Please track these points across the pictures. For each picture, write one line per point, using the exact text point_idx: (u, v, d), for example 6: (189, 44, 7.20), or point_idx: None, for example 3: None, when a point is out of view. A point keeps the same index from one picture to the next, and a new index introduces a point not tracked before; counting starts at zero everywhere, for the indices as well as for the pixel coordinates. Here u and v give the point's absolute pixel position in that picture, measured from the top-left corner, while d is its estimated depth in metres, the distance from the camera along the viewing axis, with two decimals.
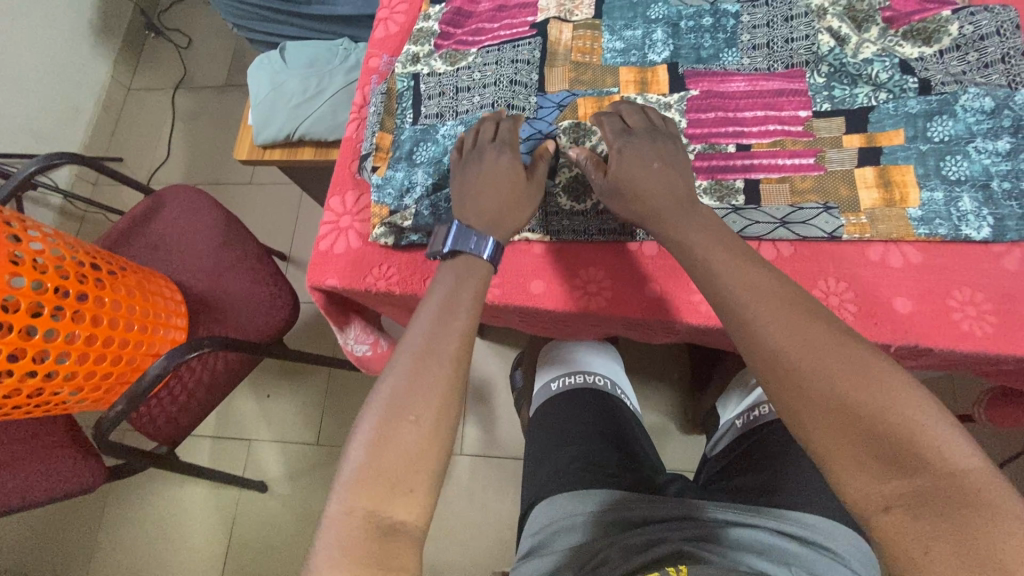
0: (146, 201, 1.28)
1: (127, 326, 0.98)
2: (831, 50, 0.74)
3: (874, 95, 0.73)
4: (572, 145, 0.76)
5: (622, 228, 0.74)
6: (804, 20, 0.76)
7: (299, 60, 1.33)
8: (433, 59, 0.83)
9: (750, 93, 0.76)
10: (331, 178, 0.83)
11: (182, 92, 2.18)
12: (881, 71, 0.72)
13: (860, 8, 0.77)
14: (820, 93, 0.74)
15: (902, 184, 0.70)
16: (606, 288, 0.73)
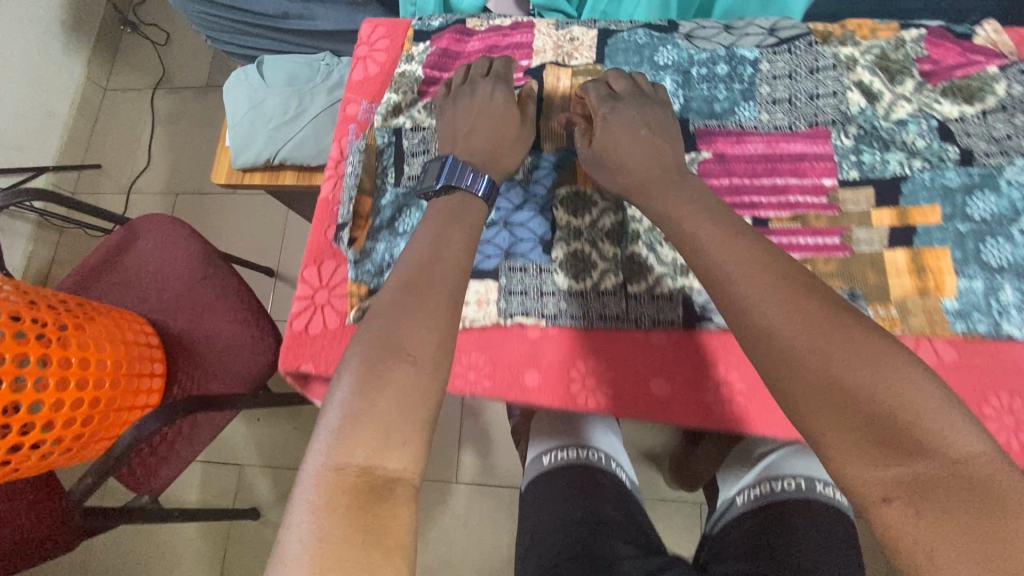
0: (119, 231, 1.21)
1: (97, 384, 0.91)
2: (862, 111, 0.75)
3: (910, 162, 0.73)
4: (574, 219, 0.75)
5: (628, 315, 0.72)
6: (830, 74, 0.77)
7: (279, 77, 1.24)
8: (414, 110, 0.81)
9: (769, 156, 0.75)
10: (307, 246, 0.81)
11: (162, 93, 2.06)
12: (914, 137, 0.73)
13: (891, 63, 0.77)
14: (847, 157, 0.74)
15: (938, 271, 0.69)
16: (605, 384, 0.71)
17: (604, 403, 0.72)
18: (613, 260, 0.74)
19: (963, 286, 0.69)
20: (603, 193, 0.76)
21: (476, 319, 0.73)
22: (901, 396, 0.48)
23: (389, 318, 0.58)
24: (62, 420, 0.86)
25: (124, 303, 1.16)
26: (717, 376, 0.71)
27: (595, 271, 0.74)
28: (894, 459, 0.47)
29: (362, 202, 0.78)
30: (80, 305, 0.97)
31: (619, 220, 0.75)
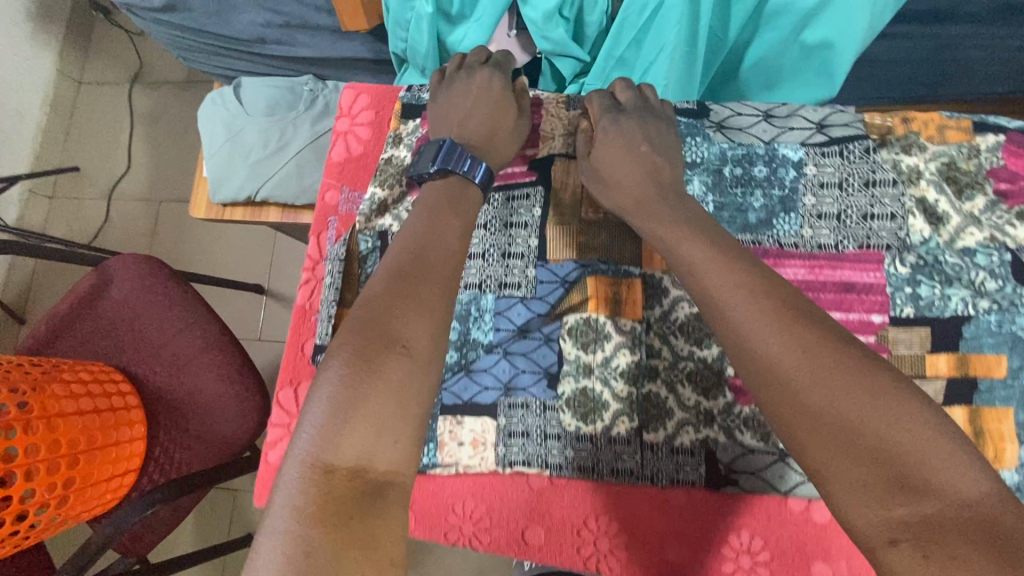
0: (91, 274, 1.14)
1: (60, 468, 0.84)
2: (924, 241, 0.59)
3: (975, 302, 0.57)
4: (581, 357, 0.57)
5: (642, 471, 0.56)
6: (889, 190, 0.60)
7: (258, 104, 1.12)
8: (401, 208, 0.71)
9: (810, 283, 0.60)
10: (281, 367, 0.75)
11: (140, 89, 1.92)
12: (982, 273, 0.58)
13: (958, 172, 0.61)
14: (902, 289, 0.59)
15: (998, 437, 0.57)
16: (619, 550, 0.56)
17: (618, 573, 0.56)
18: (626, 399, 0.56)
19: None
20: (618, 323, 0.57)
21: (468, 466, 0.58)
22: (934, 452, 0.42)
23: (378, 309, 0.51)
24: (28, 510, 0.81)
25: (100, 359, 1.09)
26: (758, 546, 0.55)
27: (603, 413, 0.56)
28: (910, 503, 0.40)
29: (343, 317, 0.70)
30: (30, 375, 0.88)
31: (638, 356, 0.57)
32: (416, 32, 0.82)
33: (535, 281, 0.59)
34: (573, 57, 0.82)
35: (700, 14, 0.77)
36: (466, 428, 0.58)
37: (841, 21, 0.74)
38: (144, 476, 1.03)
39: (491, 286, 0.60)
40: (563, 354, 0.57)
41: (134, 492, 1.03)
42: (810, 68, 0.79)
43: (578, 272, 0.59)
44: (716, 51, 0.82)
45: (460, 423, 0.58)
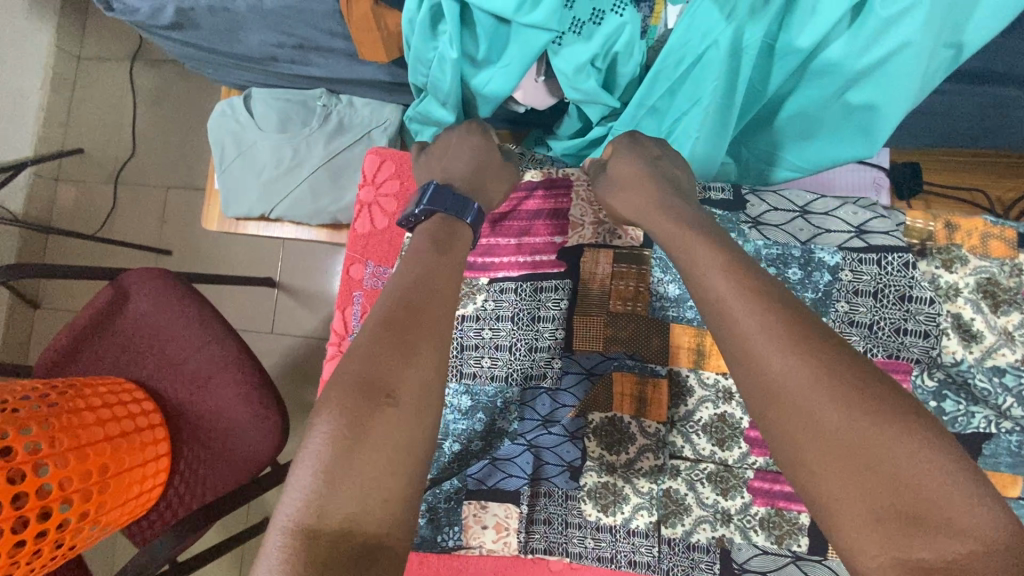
0: (108, 289, 1.15)
1: (88, 494, 0.87)
2: (955, 362, 0.61)
3: (998, 422, 0.60)
4: (605, 454, 0.60)
5: (657, 563, 0.59)
6: (925, 307, 0.62)
7: (269, 118, 1.07)
8: None
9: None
10: None
11: (141, 68, 1.85)
12: (1009, 398, 0.60)
13: (1000, 286, 0.62)
14: (927, 403, 0.61)
15: None
16: None
17: None
18: (648, 494, 0.59)
19: None
20: (643, 426, 0.60)
21: (491, 549, 0.62)
22: (956, 519, 0.41)
23: (365, 358, 0.49)
24: (67, 537, 0.85)
25: (121, 375, 1.12)
26: None
27: (624, 505, 0.60)
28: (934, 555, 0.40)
29: None
30: (40, 409, 0.88)
31: (662, 459, 0.59)
32: (439, 72, 0.78)
33: (553, 382, 0.62)
34: (602, 104, 0.78)
35: (740, 69, 0.73)
36: (489, 512, 0.62)
37: (886, 84, 0.71)
38: (171, 489, 1.08)
39: (516, 381, 0.63)
40: (587, 451, 0.60)
41: (162, 502, 1.08)
42: (850, 127, 0.76)
43: (603, 366, 0.61)
44: (751, 101, 0.78)
45: (484, 507, 0.62)
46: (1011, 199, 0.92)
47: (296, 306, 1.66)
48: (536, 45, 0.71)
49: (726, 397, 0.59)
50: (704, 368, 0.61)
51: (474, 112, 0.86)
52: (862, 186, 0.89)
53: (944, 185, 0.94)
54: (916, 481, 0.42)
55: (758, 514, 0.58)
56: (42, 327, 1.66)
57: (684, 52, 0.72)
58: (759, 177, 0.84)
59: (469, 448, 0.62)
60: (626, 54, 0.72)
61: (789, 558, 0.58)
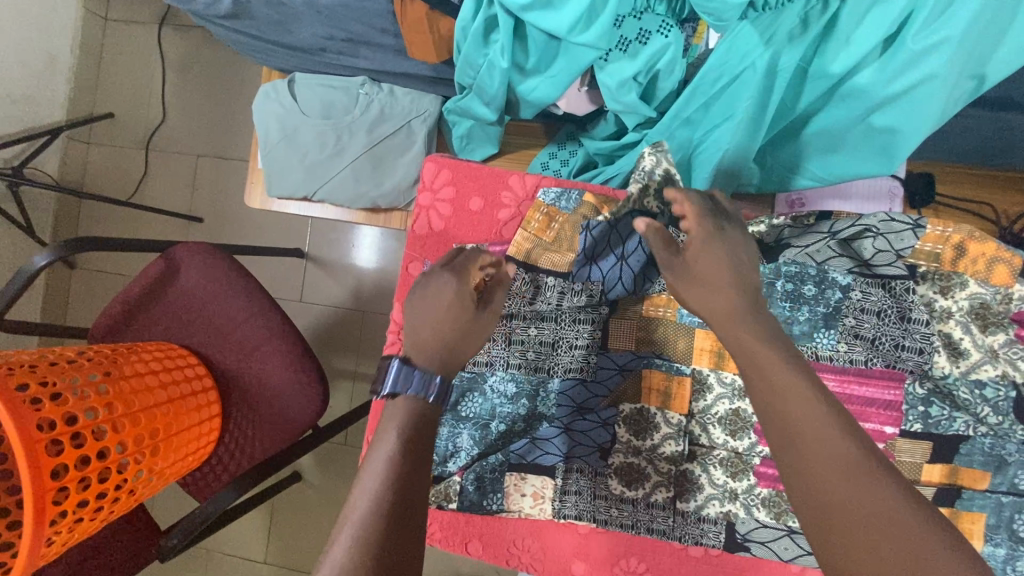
0: (159, 261, 1.22)
1: (144, 454, 0.96)
2: (943, 375, 0.69)
3: (974, 427, 0.68)
4: (632, 439, 0.70)
5: (671, 531, 0.70)
6: (921, 327, 0.70)
7: (313, 104, 1.11)
8: None
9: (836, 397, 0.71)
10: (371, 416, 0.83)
11: (169, 31, 1.79)
12: (987, 408, 0.68)
13: (991, 306, 0.69)
14: (915, 408, 0.69)
15: (968, 532, 0.69)
16: None
17: None
18: (667, 473, 0.70)
19: (993, 552, 0.69)
20: (667, 417, 0.70)
21: (529, 513, 0.72)
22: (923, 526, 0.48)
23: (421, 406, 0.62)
24: (124, 492, 0.94)
25: (175, 342, 1.21)
26: None
27: (646, 483, 0.70)
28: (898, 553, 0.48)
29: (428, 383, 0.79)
30: (97, 375, 0.95)
31: (682, 445, 0.69)
32: (487, 76, 0.84)
33: (592, 373, 0.72)
34: (640, 115, 0.83)
35: (773, 89, 0.79)
36: (528, 482, 0.72)
37: (910, 110, 0.76)
38: (221, 446, 1.19)
39: (557, 373, 0.73)
40: (617, 435, 0.71)
41: (213, 457, 1.19)
42: (871, 148, 0.81)
43: (634, 363, 0.71)
44: (780, 116, 0.84)
45: (523, 478, 0.72)
46: (1016, 213, 0.98)
47: (324, 278, 1.72)
48: (582, 61, 0.79)
49: (742, 395, 0.69)
50: (724, 368, 0.70)
51: (515, 112, 0.92)
52: (876, 194, 0.95)
53: (957, 196, 0.99)
54: (888, 489, 0.50)
55: (761, 494, 0.68)
56: (79, 288, 1.73)
57: (722, 70, 0.79)
58: (781, 183, 0.89)
59: (512, 428, 0.72)
60: (667, 72, 0.79)
61: (785, 531, 0.68)
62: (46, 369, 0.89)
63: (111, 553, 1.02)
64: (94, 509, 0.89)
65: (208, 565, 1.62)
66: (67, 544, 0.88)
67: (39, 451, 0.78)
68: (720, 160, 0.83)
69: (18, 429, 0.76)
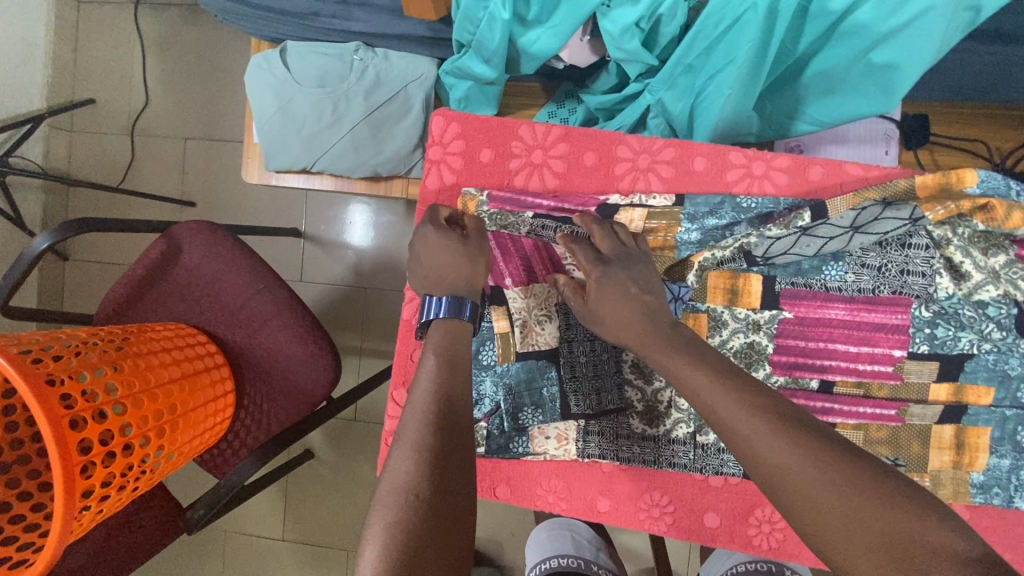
0: (160, 241, 1.21)
1: (162, 430, 0.97)
2: (947, 297, 0.72)
3: (979, 344, 0.71)
4: (646, 379, 0.74)
5: (693, 463, 0.73)
6: (922, 252, 0.72)
7: (308, 73, 1.09)
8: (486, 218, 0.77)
9: (848, 324, 0.73)
10: (391, 370, 0.82)
11: (146, 11, 1.73)
12: (991, 325, 0.71)
13: (993, 230, 0.70)
14: (922, 330, 0.72)
15: (974, 447, 0.72)
16: (668, 513, 0.75)
17: (666, 530, 0.75)
18: (686, 410, 0.73)
19: (994, 463, 0.72)
20: None
21: (554, 455, 0.75)
22: None
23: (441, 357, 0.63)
24: (146, 469, 0.94)
25: (183, 321, 1.20)
26: (770, 516, 0.73)
27: (667, 419, 0.74)
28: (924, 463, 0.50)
29: None
30: (109, 354, 0.95)
31: None
32: (487, 30, 0.84)
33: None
34: (642, 63, 0.84)
35: (774, 31, 0.80)
36: (552, 426, 0.75)
37: (907, 44, 0.78)
38: (238, 421, 1.20)
39: (557, 313, 0.76)
40: (629, 380, 0.75)
41: (230, 434, 1.20)
42: (872, 85, 0.83)
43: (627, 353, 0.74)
44: (782, 59, 0.85)
45: (547, 422, 0.75)
46: (1009, 149, 1.04)
47: (324, 256, 1.71)
48: (585, 6, 0.79)
49: (757, 327, 0.74)
50: (737, 304, 0.75)
51: (515, 69, 0.92)
52: (874, 137, 1.02)
53: (952, 137, 1.04)
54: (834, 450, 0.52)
55: (778, 381, 0.74)
56: (74, 280, 1.70)
57: (724, 13, 0.79)
58: (780, 129, 0.92)
59: (533, 371, 0.75)
60: (669, 16, 0.80)
61: None
62: (57, 349, 0.88)
63: (138, 528, 1.04)
64: (118, 484, 0.89)
65: (227, 544, 1.64)
66: (93, 522, 0.88)
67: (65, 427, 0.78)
68: (723, 106, 0.86)
69: (43, 404, 0.76)
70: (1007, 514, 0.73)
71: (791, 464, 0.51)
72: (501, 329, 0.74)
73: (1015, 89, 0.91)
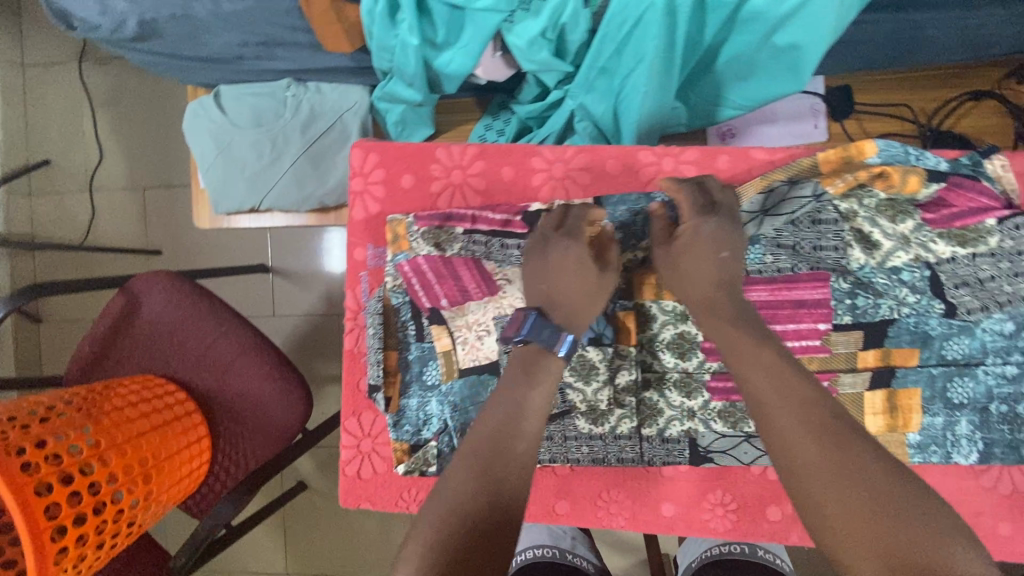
0: (119, 296, 1.22)
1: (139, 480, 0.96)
2: (861, 267, 0.74)
3: (898, 309, 0.73)
4: (581, 383, 0.74)
5: (641, 456, 0.75)
6: (831, 226, 0.74)
7: (244, 114, 1.11)
8: (416, 240, 0.75)
9: (771, 303, 0.74)
10: (342, 398, 0.82)
11: (91, 68, 1.74)
12: (905, 289, 0.73)
13: (895, 197, 0.74)
14: (842, 301, 0.74)
15: (907, 409, 0.74)
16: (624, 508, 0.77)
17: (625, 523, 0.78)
18: (629, 405, 0.74)
19: (928, 421, 0.74)
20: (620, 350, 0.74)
21: None
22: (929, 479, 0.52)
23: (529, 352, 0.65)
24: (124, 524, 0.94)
25: (151, 371, 1.21)
26: (722, 499, 0.76)
27: (610, 418, 0.74)
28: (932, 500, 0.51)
29: (390, 361, 0.78)
30: (78, 415, 0.96)
31: (636, 375, 0.74)
32: (402, 57, 0.86)
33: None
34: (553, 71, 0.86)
35: (675, 28, 0.82)
36: None
37: (804, 26, 0.80)
38: (217, 464, 1.20)
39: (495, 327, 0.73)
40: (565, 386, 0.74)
41: (212, 475, 1.21)
42: (781, 66, 0.86)
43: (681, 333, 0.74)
44: (691, 51, 0.87)
45: None
46: (934, 109, 1.07)
47: (293, 288, 1.72)
48: (489, 24, 0.81)
49: (686, 317, 0.74)
50: (664, 297, 0.75)
51: (439, 89, 0.94)
52: (802, 112, 1.06)
53: (875, 104, 1.07)
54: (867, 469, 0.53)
55: (713, 367, 0.74)
56: (49, 342, 1.71)
57: (625, 15, 0.81)
58: (708, 116, 0.96)
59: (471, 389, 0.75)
60: (573, 24, 0.81)
61: (742, 436, 0.74)
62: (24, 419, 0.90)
63: None
64: (95, 544, 0.89)
65: None
66: None
67: (28, 492, 0.79)
68: (640, 103, 0.88)
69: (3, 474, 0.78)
70: (945, 465, 0.76)
71: (816, 464, 0.54)
72: (444, 347, 0.74)
73: (922, 53, 0.93)
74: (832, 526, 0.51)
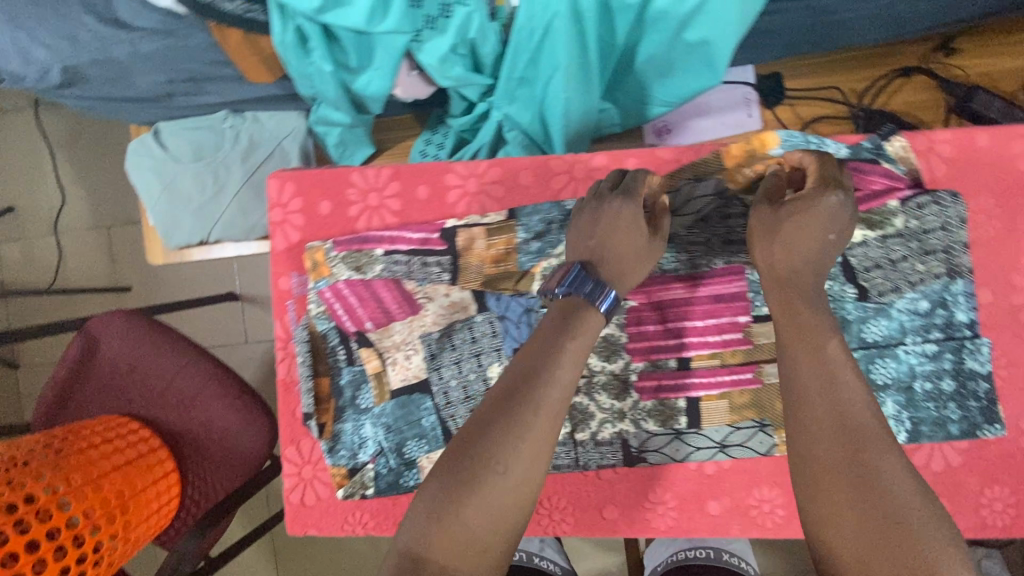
0: (78, 339, 1.23)
1: (113, 516, 0.89)
2: None
3: None
4: None
5: (577, 461, 0.79)
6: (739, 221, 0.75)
7: (183, 149, 1.11)
8: (336, 265, 0.78)
9: (688, 301, 0.76)
10: (279, 429, 0.83)
11: (48, 112, 1.75)
12: None
13: None
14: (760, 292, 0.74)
15: None
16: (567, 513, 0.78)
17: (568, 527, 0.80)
18: None
19: None
20: None
21: None
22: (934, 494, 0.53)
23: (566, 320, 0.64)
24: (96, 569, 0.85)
25: (116, 410, 1.22)
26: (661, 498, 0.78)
27: None
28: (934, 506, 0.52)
29: (321, 387, 0.80)
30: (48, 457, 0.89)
31: None
32: (321, 84, 0.87)
33: (470, 341, 0.77)
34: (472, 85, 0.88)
35: (584, 33, 0.82)
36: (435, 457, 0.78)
37: (710, 21, 0.81)
38: (187, 497, 1.19)
39: (422, 345, 0.77)
40: None
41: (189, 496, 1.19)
42: (697, 61, 0.86)
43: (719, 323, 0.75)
44: (607, 54, 0.88)
45: (428, 453, 0.78)
46: (864, 88, 1.07)
47: (263, 313, 1.72)
48: (398, 44, 0.81)
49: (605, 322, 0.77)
50: None
51: (366, 110, 0.94)
52: (734, 103, 1.06)
53: (805, 90, 1.08)
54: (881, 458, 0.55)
55: (638, 367, 0.77)
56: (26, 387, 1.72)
57: (533, 25, 0.81)
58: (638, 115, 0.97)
59: (405, 409, 0.78)
60: (481, 38, 0.82)
61: (673, 434, 0.77)
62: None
63: None
64: None
65: None
66: None
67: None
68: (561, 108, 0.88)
69: None
70: None
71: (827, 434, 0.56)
72: (375, 368, 0.78)
73: (842, 35, 0.94)
74: (825, 491, 0.54)
